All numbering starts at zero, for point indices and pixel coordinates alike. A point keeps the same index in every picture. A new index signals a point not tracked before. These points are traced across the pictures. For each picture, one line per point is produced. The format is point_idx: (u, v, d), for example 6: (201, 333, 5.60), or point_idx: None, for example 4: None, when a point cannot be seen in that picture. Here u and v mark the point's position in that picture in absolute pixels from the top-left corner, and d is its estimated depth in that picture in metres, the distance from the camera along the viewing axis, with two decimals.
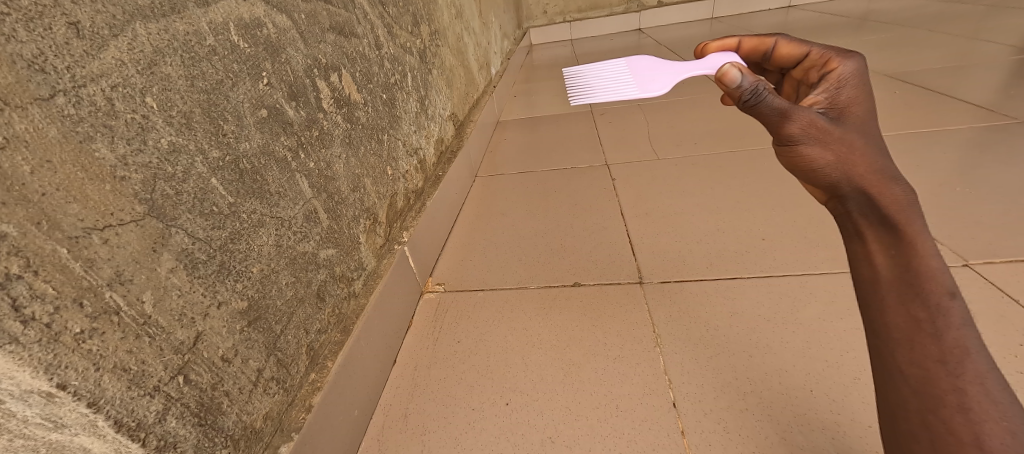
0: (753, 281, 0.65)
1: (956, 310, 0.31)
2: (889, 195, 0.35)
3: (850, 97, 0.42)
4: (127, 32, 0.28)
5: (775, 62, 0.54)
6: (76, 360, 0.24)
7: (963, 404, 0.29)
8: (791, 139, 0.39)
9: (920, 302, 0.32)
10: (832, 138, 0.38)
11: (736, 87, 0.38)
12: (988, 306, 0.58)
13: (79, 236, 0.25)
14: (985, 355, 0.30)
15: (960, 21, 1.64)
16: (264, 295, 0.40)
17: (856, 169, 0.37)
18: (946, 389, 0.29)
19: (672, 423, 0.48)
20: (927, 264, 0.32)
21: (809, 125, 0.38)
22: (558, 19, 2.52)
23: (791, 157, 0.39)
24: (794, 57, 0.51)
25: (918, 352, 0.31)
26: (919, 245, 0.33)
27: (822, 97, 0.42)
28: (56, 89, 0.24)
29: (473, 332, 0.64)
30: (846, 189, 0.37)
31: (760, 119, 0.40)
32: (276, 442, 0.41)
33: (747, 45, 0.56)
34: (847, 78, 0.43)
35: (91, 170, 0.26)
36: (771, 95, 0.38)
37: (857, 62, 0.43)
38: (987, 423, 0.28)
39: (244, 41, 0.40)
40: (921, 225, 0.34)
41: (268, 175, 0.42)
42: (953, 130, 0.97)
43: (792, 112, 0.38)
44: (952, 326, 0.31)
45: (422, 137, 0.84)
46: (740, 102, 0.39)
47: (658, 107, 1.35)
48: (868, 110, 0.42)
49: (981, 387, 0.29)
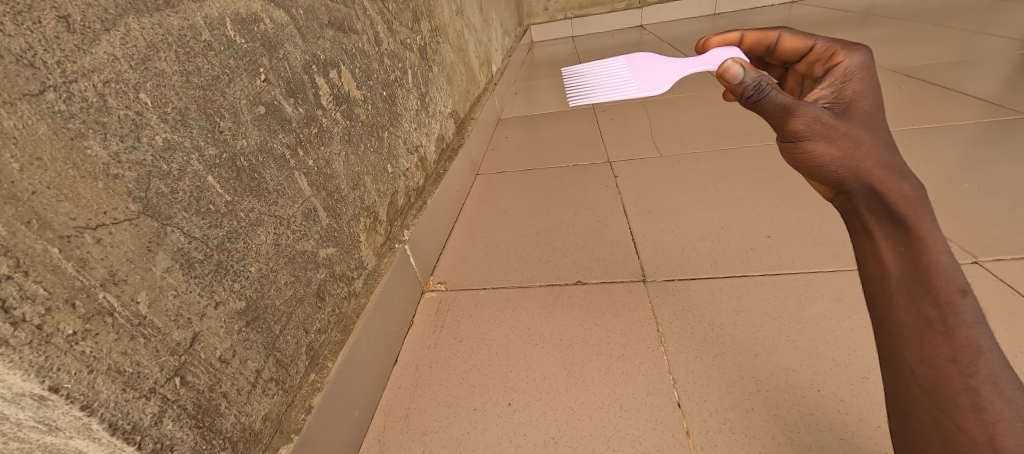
0: (758, 279, 0.64)
1: (968, 308, 0.30)
2: (897, 191, 0.34)
3: (856, 91, 0.41)
4: (120, 26, 0.27)
5: (779, 56, 0.53)
6: (68, 363, 0.24)
7: (976, 403, 0.28)
8: (795, 135, 0.38)
9: (931, 300, 0.31)
10: (838, 134, 0.37)
11: (738, 83, 0.37)
12: (996, 303, 0.57)
13: (71, 236, 0.24)
14: (999, 354, 0.29)
15: (965, 15, 1.62)
16: (262, 295, 0.40)
17: (863, 164, 0.36)
18: (958, 389, 0.29)
19: (677, 423, 0.48)
20: (938, 261, 0.31)
21: (815, 121, 0.37)
22: (558, 16, 2.50)
23: (796, 154, 0.39)
24: (797, 50, 0.50)
25: (929, 350, 0.30)
26: (929, 242, 0.32)
27: (828, 91, 0.41)
28: (46, 85, 0.23)
29: (475, 331, 0.64)
30: (852, 184, 0.37)
31: (763, 115, 0.39)
32: (275, 444, 0.40)
33: (749, 40, 0.55)
34: (852, 71, 0.41)
35: (84, 167, 0.25)
36: (775, 90, 0.37)
37: (863, 55, 0.42)
38: (1001, 424, 0.27)
39: (241, 37, 0.39)
40: (931, 221, 0.33)
41: (266, 173, 0.41)
42: (960, 125, 0.96)
43: (797, 108, 0.37)
44: (964, 324, 0.30)
45: (422, 134, 0.84)
46: (742, 98, 0.38)
47: (660, 104, 1.34)
48: (875, 104, 0.41)
49: (995, 387, 0.28)
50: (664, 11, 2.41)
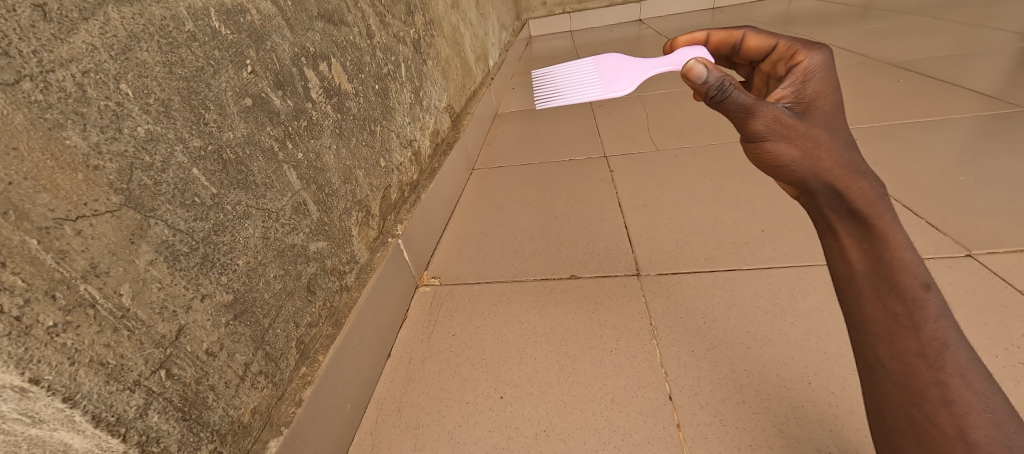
0: (752, 273, 0.64)
1: (933, 302, 0.30)
2: (857, 189, 0.35)
3: (816, 90, 0.40)
4: (99, 16, 0.27)
5: (745, 55, 0.53)
6: (49, 355, 0.24)
7: (946, 397, 0.28)
8: (756, 135, 0.38)
9: (895, 296, 0.31)
10: (797, 134, 0.37)
11: (702, 83, 0.37)
12: (989, 296, 0.57)
13: (50, 227, 0.24)
14: (964, 346, 0.30)
15: (966, 7, 1.61)
16: (251, 288, 0.40)
17: (823, 164, 0.36)
18: (928, 382, 0.29)
19: (668, 416, 0.48)
20: (901, 257, 0.32)
21: (774, 121, 0.37)
22: (558, 10, 2.48)
23: (759, 154, 0.39)
24: (761, 50, 0.50)
25: (898, 345, 0.30)
26: (891, 238, 0.32)
27: (789, 90, 0.41)
28: (23, 74, 0.23)
29: (468, 326, 0.64)
30: (814, 184, 0.37)
31: (727, 115, 0.39)
32: (265, 437, 0.40)
33: (715, 39, 0.55)
34: (813, 70, 0.41)
35: (62, 158, 0.25)
36: (737, 91, 0.37)
37: (824, 54, 0.42)
38: (970, 416, 0.27)
39: (226, 28, 0.39)
40: (892, 217, 0.33)
41: (253, 166, 0.41)
42: (959, 118, 0.95)
43: (757, 108, 0.37)
44: (930, 319, 0.30)
45: (417, 128, 0.83)
46: (706, 97, 0.38)
47: (656, 98, 1.33)
48: (835, 103, 0.40)
49: (963, 379, 0.28)
50: (664, 5, 2.39)
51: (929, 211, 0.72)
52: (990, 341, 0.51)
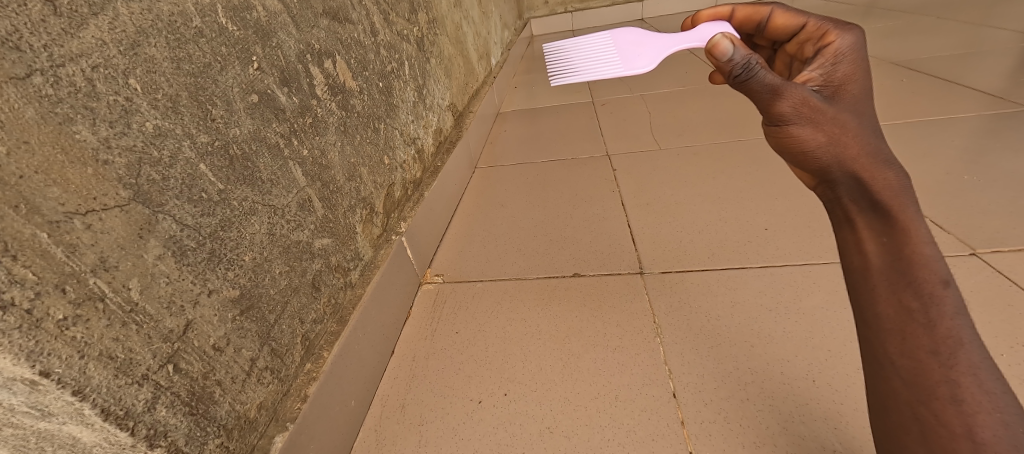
0: (755, 271, 0.64)
1: (950, 299, 0.31)
2: (880, 180, 0.35)
3: (846, 74, 0.41)
4: (108, 11, 0.27)
5: (769, 35, 0.53)
6: (59, 348, 0.24)
7: (956, 395, 0.28)
8: (781, 118, 0.38)
9: (912, 291, 0.31)
10: (824, 119, 0.37)
11: (727, 60, 0.38)
12: (994, 295, 0.57)
13: (60, 221, 0.24)
14: (978, 344, 0.30)
15: (969, 7, 1.61)
16: (256, 284, 0.40)
17: (847, 152, 0.36)
18: (938, 380, 0.29)
19: (672, 413, 0.48)
20: (920, 252, 0.32)
21: (801, 104, 0.37)
22: (558, 9, 2.47)
23: (782, 138, 0.39)
24: (788, 28, 0.50)
25: (909, 342, 0.30)
26: (912, 232, 0.32)
27: (817, 73, 0.42)
28: (33, 68, 0.23)
29: (473, 323, 0.64)
30: (836, 172, 0.37)
31: (751, 96, 0.39)
32: (270, 432, 0.41)
33: (741, 14, 0.55)
34: (844, 53, 0.42)
35: (72, 152, 0.25)
36: (764, 70, 0.37)
37: (855, 35, 0.43)
38: (979, 415, 0.27)
39: (233, 24, 0.39)
40: (915, 211, 0.33)
41: (260, 163, 0.41)
42: (965, 117, 0.95)
43: (784, 89, 0.37)
44: (946, 316, 0.30)
45: (420, 127, 0.83)
46: (731, 77, 0.38)
47: (659, 96, 1.33)
48: (865, 88, 0.41)
49: (975, 378, 0.28)
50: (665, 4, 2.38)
51: (933, 210, 0.72)
52: (994, 340, 0.51)
